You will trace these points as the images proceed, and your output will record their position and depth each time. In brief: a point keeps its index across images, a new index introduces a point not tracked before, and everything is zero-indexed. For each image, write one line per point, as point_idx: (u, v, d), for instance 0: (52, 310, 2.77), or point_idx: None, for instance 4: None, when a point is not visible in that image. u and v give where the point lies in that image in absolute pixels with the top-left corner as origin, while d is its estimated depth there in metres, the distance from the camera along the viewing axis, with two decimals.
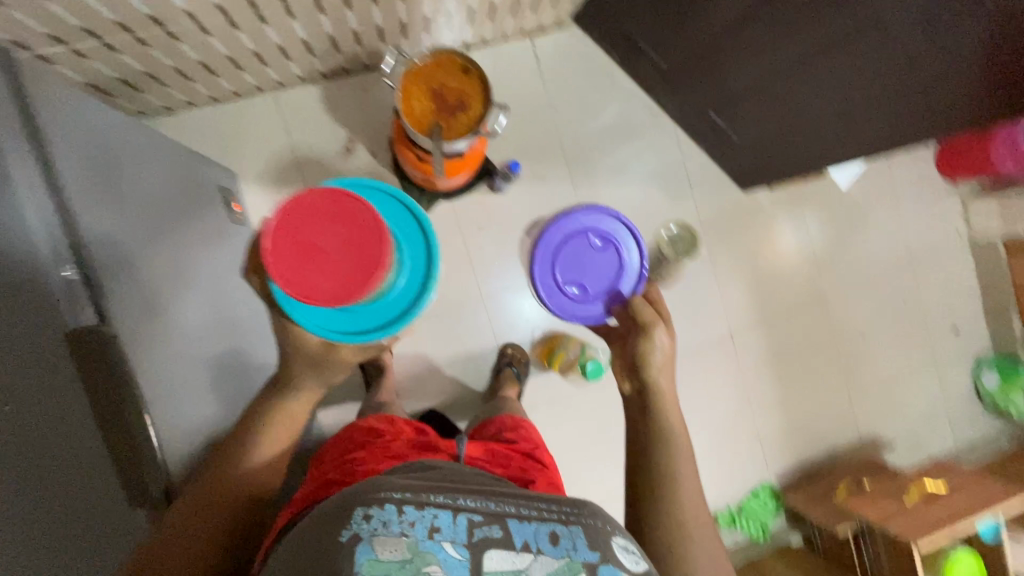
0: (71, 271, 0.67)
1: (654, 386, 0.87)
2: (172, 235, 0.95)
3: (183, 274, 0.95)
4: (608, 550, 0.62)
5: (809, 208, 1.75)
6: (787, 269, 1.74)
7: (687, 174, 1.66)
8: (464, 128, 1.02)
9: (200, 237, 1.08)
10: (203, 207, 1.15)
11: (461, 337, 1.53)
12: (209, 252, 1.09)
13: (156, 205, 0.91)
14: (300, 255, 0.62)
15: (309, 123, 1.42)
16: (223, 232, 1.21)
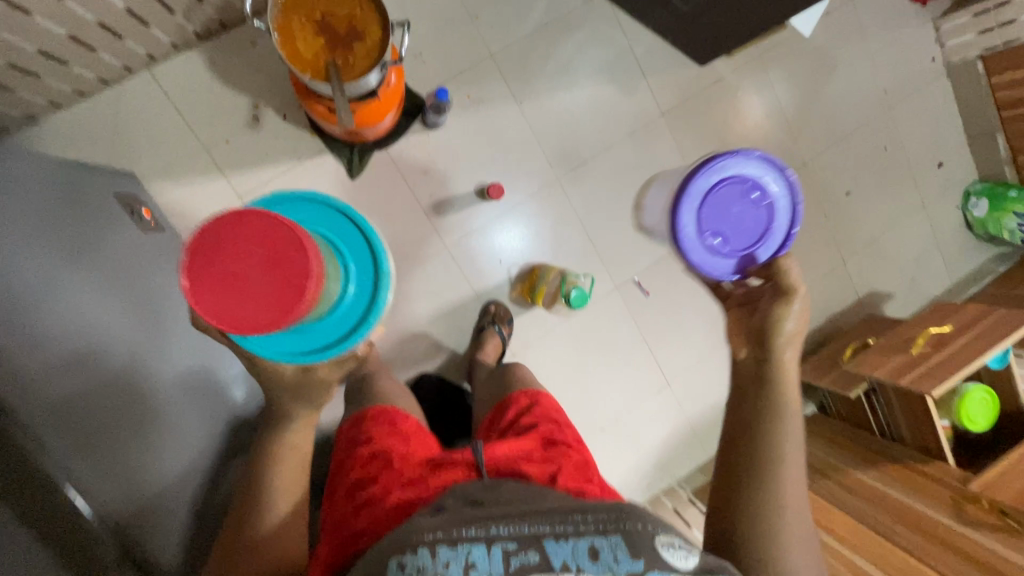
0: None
1: (779, 359, 0.76)
2: (71, 283, 0.87)
3: (87, 323, 0.88)
4: (653, 555, 0.60)
5: (773, 68, 1.60)
6: (760, 141, 1.62)
7: (637, 59, 1.49)
8: (366, 61, 0.86)
9: (120, 269, 0.99)
10: (103, 225, 1.00)
11: (437, 294, 1.43)
12: (133, 283, 1.01)
13: (37, 254, 0.83)
14: (222, 289, 0.58)
15: (201, 98, 1.23)
16: (137, 246, 1.06)
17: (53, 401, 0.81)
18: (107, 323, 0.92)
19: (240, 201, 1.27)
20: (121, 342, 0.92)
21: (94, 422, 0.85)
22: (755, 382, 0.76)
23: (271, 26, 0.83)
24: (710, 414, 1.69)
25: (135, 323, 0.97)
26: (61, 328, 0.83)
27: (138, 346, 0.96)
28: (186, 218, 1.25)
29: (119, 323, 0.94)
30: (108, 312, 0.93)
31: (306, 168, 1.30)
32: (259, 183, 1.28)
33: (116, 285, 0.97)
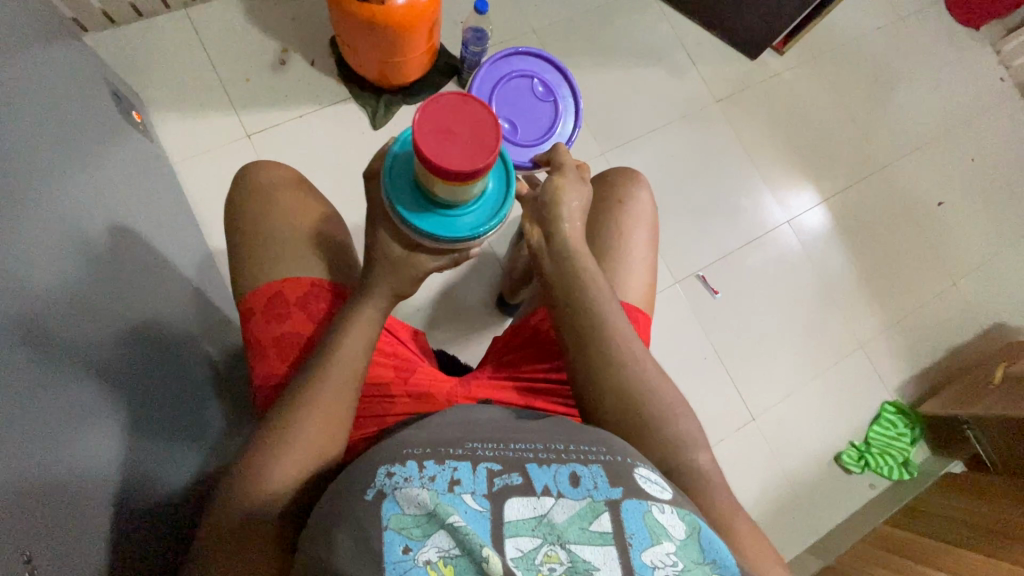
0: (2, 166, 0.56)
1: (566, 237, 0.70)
2: (79, 125, 0.78)
3: (86, 162, 0.76)
4: (632, 483, 0.52)
5: (832, 71, 1.51)
6: (826, 140, 1.47)
7: (686, 49, 1.42)
8: None
9: (127, 165, 0.90)
10: (86, 95, 0.85)
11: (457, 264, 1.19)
12: (142, 184, 0.93)
13: (46, 76, 0.74)
14: (440, 137, 0.55)
15: (232, 38, 1.18)
16: (114, 132, 0.90)
17: (67, 203, 0.67)
18: (108, 189, 0.80)
19: (247, 139, 1.15)
20: (123, 218, 0.80)
21: (93, 236, 0.70)
22: (552, 264, 0.70)
23: None
24: (809, 465, 1.25)
25: (134, 209, 0.85)
26: (68, 132, 0.74)
27: (137, 236, 0.82)
28: (185, 150, 1.12)
29: (123, 202, 0.82)
30: (110, 184, 0.81)
31: (326, 114, 1.19)
32: (273, 124, 1.16)
33: (115, 171, 0.85)
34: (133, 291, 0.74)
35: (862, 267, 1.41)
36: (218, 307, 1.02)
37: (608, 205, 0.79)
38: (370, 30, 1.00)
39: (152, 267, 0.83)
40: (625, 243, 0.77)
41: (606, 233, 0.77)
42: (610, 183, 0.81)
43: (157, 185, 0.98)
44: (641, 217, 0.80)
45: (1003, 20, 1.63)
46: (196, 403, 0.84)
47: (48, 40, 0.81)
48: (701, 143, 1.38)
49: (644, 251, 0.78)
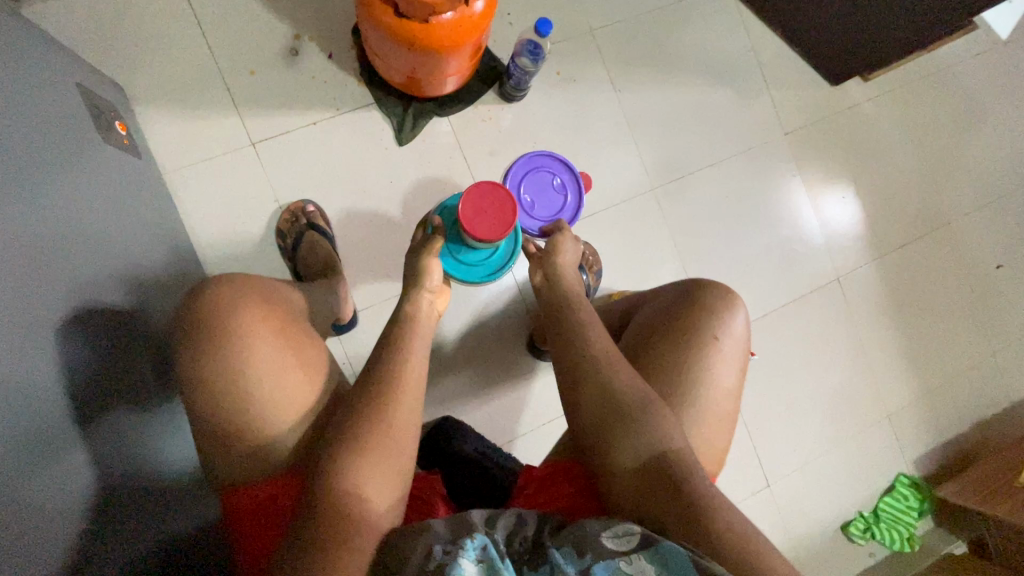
0: None
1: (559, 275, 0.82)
2: (58, 172, 0.64)
3: (67, 232, 0.62)
4: (602, 554, 0.48)
5: (915, 104, 1.33)
6: (894, 186, 1.32)
7: (760, 67, 1.23)
8: None
9: (117, 199, 0.76)
10: (66, 123, 0.69)
11: (479, 304, 1.08)
12: (133, 219, 0.79)
13: (17, 117, 0.59)
14: (477, 210, 0.86)
15: (234, 20, 0.98)
16: (97, 160, 0.74)
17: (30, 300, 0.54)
18: (93, 253, 0.67)
19: (252, 147, 0.98)
20: (108, 290, 0.68)
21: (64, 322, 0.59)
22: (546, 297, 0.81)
23: None
24: (816, 533, 1.23)
25: (122, 264, 0.72)
26: (43, 193, 0.60)
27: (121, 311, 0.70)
28: (179, 158, 0.96)
29: (109, 266, 0.70)
30: (96, 244, 0.68)
31: (344, 123, 1.02)
32: (282, 131, 0.99)
33: (106, 217, 0.71)
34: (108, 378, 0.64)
35: (904, 330, 1.32)
36: None
37: (700, 316, 0.67)
38: (409, 50, 0.83)
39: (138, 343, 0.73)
40: (704, 366, 0.65)
41: (679, 337, 0.67)
42: (706, 295, 0.69)
43: (146, 215, 0.83)
44: (734, 347, 0.67)
45: None
46: (185, 487, 0.73)
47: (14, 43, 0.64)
48: (759, 183, 1.24)
49: (728, 393, 0.65)
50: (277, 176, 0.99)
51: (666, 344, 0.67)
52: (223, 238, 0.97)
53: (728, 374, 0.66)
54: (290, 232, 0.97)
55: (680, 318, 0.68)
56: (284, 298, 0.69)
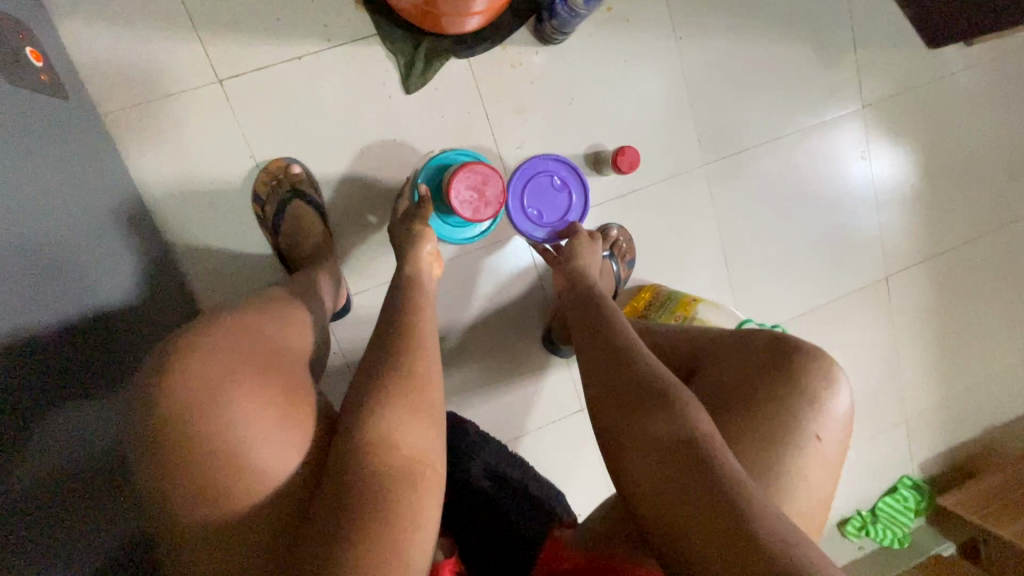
0: None
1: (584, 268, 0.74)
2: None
3: None
4: None
5: (1012, 77, 1.14)
6: (968, 174, 1.16)
7: (847, 20, 1.01)
8: None
9: (43, 156, 0.58)
10: None
11: (492, 290, 0.94)
12: (68, 180, 0.62)
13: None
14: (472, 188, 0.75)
15: None
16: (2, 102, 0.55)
17: None
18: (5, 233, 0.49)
19: (219, 86, 0.77)
20: (36, 285, 0.52)
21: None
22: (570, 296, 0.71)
23: None
24: None
25: (60, 249, 0.56)
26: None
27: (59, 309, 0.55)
28: (124, 95, 0.75)
29: (40, 257, 0.53)
30: (18, 231, 0.51)
31: (337, 59, 0.80)
32: (257, 66, 0.78)
33: (28, 187, 0.54)
34: (22, 374, 0.48)
35: (944, 333, 1.23)
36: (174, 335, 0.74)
37: (802, 401, 0.55)
38: None
39: (76, 332, 0.57)
40: (803, 466, 0.53)
41: (776, 423, 0.54)
42: (811, 371, 0.56)
43: (81, 174, 0.65)
44: (835, 443, 0.55)
45: None
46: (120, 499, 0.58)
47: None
48: (823, 162, 1.07)
49: (825, 453, 0.54)
50: (252, 126, 0.79)
51: (754, 420, 0.54)
52: (186, 200, 0.79)
53: (823, 479, 0.54)
54: (268, 199, 0.79)
55: (776, 397, 0.55)
56: (275, 342, 0.55)
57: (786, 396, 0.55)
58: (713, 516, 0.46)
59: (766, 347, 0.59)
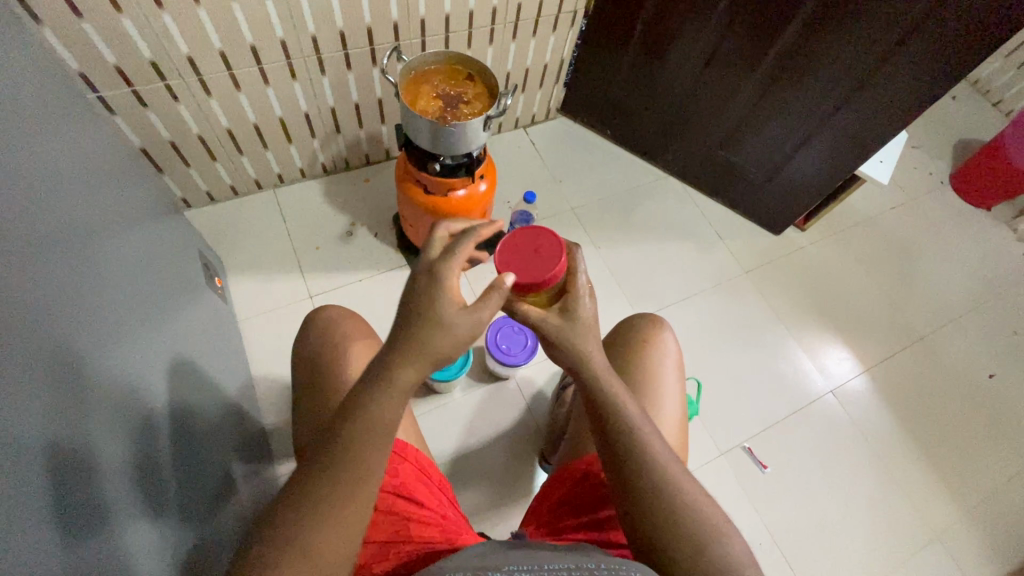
0: (113, 310, 0.73)
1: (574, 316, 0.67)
2: (97, 313, 0.69)
3: (155, 326, 0.84)
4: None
5: (853, 243, 1.60)
6: (858, 310, 1.50)
7: (712, 226, 1.55)
8: (482, 96, 0.98)
9: (149, 345, 0.81)
10: (172, 267, 0.98)
11: (491, 417, 1.19)
12: (211, 340, 1.03)
13: (125, 255, 0.82)
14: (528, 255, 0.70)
15: (308, 215, 1.35)
16: (188, 291, 1.01)
17: (147, 336, 0.80)
18: (174, 337, 0.89)
19: (309, 299, 1.24)
20: (119, 426, 0.67)
21: (128, 371, 0.72)
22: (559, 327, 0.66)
23: (403, 76, 0.96)
24: None
25: (139, 414, 0.72)
26: (62, 337, 0.60)
27: (207, 387, 0.95)
28: (251, 308, 1.21)
29: (122, 411, 0.68)
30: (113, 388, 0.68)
31: (382, 280, 1.29)
32: (335, 286, 1.27)
33: (159, 345, 0.83)
34: (107, 494, 0.60)
35: (921, 442, 1.34)
36: (250, 444, 1.02)
37: (649, 355, 0.86)
38: (429, 215, 1.11)
39: (148, 467, 0.70)
40: (659, 403, 0.82)
41: (644, 377, 0.84)
42: (657, 337, 0.89)
43: (214, 338, 1.04)
44: (675, 384, 0.85)
45: (1012, 202, 1.73)
46: (214, 488, 0.86)
47: (153, 225, 0.98)
48: (734, 312, 1.43)
49: (674, 388, 0.84)
50: None
51: (630, 370, 0.85)
52: (277, 369, 1.16)
53: (676, 409, 0.83)
54: None
55: (641, 357, 0.86)
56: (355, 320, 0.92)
57: (641, 368, 0.85)
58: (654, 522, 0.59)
59: (639, 328, 0.90)
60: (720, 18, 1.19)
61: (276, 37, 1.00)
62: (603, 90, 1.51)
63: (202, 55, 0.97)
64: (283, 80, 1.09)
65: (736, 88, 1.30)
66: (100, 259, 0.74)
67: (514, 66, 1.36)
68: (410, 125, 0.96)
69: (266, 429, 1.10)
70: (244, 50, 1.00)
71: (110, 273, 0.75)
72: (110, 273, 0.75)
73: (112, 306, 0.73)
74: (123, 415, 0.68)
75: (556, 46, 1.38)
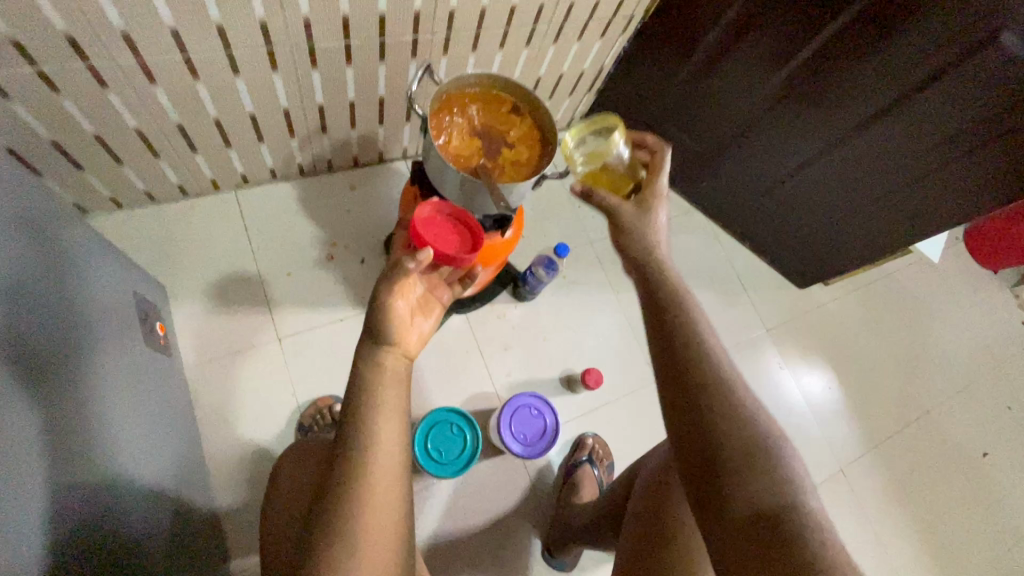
0: (71, 386, 0.61)
1: (648, 205, 0.71)
2: (10, 443, 0.50)
3: (116, 403, 0.69)
4: None
5: (869, 302, 1.52)
6: (871, 377, 1.43)
7: (735, 274, 1.41)
8: (530, 137, 0.77)
9: (107, 412, 0.66)
10: (111, 322, 0.75)
11: (488, 497, 1.03)
12: (180, 397, 0.90)
13: (36, 335, 0.58)
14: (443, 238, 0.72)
15: (277, 228, 1.09)
16: (127, 347, 0.78)
17: (115, 409, 0.69)
18: (139, 406, 0.76)
19: (278, 342, 1.02)
20: (96, 506, 0.59)
21: (109, 453, 0.64)
22: (635, 212, 0.70)
23: (432, 103, 0.72)
24: None
25: (117, 501, 0.63)
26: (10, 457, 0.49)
27: (178, 459, 0.82)
28: (202, 351, 0.98)
29: (66, 536, 0.53)
30: (47, 518, 0.52)
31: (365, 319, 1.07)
32: (310, 326, 1.04)
33: (127, 421, 0.71)
34: None
35: (921, 525, 1.30)
36: (200, 540, 0.82)
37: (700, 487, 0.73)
38: None
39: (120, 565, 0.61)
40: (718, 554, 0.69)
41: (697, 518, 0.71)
42: None
43: (171, 401, 0.86)
44: None
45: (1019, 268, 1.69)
46: None
47: (75, 259, 0.72)
48: (751, 373, 1.32)
49: None
50: (297, 372, 1.01)
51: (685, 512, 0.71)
52: (234, 431, 0.95)
53: None
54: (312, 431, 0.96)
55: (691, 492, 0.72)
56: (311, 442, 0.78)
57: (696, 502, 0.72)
58: (775, 557, 0.46)
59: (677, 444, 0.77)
60: (799, 61, 1.01)
61: (255, 19, 0.73)
62: (638, 107, 1.30)
63: (146, 33, 0.69)
64: (260, 70, 0.82)
65: (790, 147, 1.15)
66: (51, 328, 0.62)
67: (546, 73, 1.12)
68: (435, 168, 0.75)
69: (217, 510, 0.90)
70: (208, 31, 0.72)
71: (66, 342, 0.63)
72: (66, 338, 0.63)
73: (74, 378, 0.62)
74: (103, 498, 0.61)
75: (599, 52, 1.14)
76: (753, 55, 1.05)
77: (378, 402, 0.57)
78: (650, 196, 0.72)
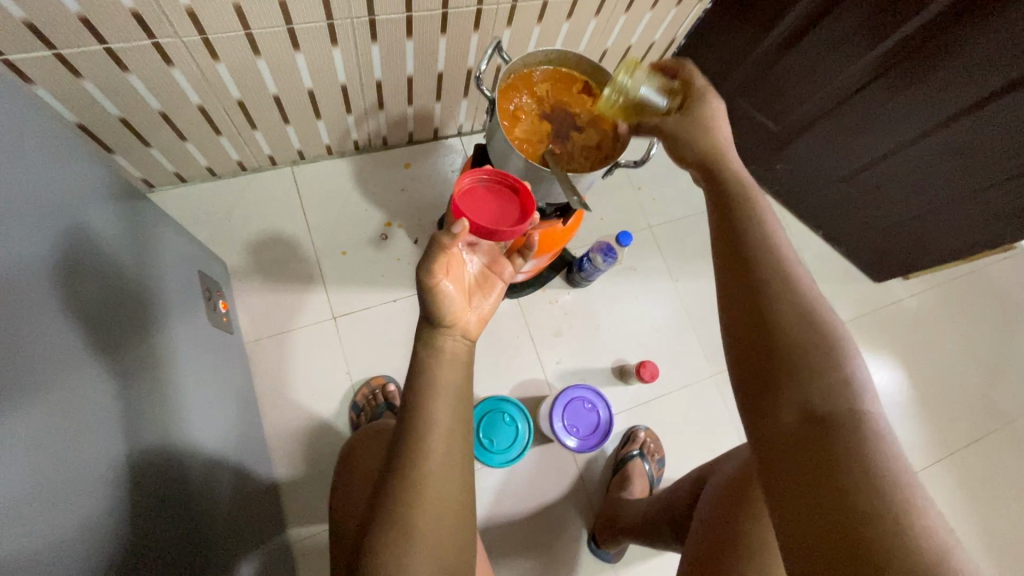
0: (145, 376, 0.62)
1: (697, 108, 0.60)
2: (91, 437, 0.50)
3: (184, 385, 0.70)
4: None
5: (953, 299, 1.40)
6: (949, 381, 1.32)
7: (805, 264, 1.31)
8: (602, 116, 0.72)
9: (176, 398, 0.67)
10: (178, 301, 0.77)
11: (536, 484, 1.03)
12: (241, 374, 0.92)
13: (107, 316, 0.58)
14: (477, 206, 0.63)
15: (333, 205, 1.08)
16: (193, 324, 0.79)
17: (184, 394, 0.70)
18: (205, 387, 0.77)
19: (333, 321, 1.02)
20: (169, 494, 0.60)
21: (179, 437, 0.65)
22: (678, 121, 0.60)
23: (501, 80, 0.69)
24: None
25: (188, 485, 0.65)
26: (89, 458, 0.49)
27: (242, 435, 0.85)
28: (262, 327, 1.00)
29: (146, 521, 0.55)
30: (128, 508, 0.53)
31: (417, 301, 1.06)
32: (364, 306, 1.04)
33: (194, 403, 0.72)
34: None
35: (997, 543, 1.20)
36: (261, 511, 0.85)
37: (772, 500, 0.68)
38: None
39: (194, 547, 0.63)
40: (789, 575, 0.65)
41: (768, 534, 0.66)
42: None
43: (234, 378, 0.88)
44: None
45: None
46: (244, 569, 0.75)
47: (143, 241, 0.72)
48: None
49: None
50: (351, 350, 1.02)
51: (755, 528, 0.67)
52: (291, 406, 0.97)
53: None
54: (365, 412, 0.97)
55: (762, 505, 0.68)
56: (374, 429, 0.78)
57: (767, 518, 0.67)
58: (823, 472, 0.39)
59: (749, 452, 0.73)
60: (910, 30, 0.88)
61: None
62: None
63: (209, 10, 0.67)
64: (320, 46, 0.79)
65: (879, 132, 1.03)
66: (124, 316, 0.62)
67: (614, 45, 1.04)
68: (499, 152, 0.71)
69: (277, 482, 0.93)
70: (270, 6, 0.69)
71: (137, 331, 0.63)
72: (137, 327, 0.64)
73: (147, 367, 0.63)
74: (175, 484, 0.62)
75: (673, 21, 1.05)
76: (853, 23, 0.93)
77: (434, 383, 0.53)
78: (697, 97, 0.60)
